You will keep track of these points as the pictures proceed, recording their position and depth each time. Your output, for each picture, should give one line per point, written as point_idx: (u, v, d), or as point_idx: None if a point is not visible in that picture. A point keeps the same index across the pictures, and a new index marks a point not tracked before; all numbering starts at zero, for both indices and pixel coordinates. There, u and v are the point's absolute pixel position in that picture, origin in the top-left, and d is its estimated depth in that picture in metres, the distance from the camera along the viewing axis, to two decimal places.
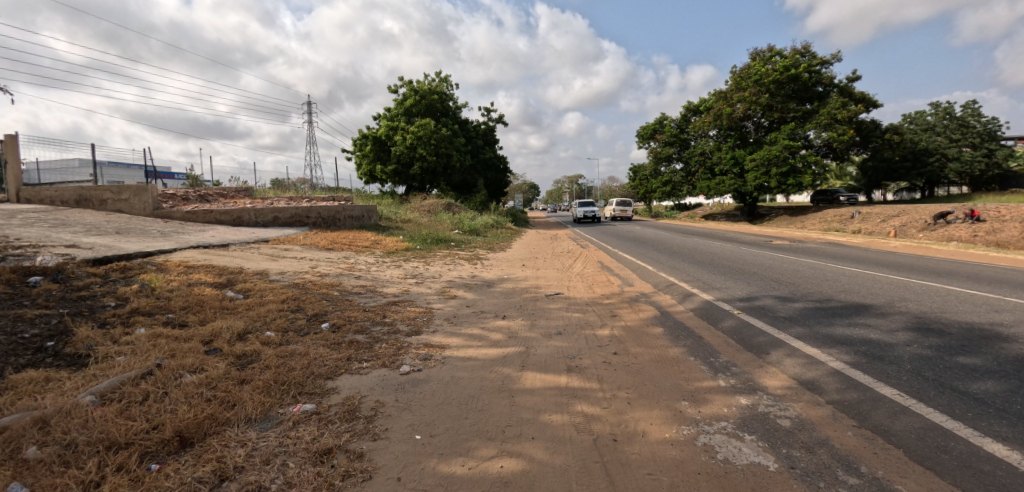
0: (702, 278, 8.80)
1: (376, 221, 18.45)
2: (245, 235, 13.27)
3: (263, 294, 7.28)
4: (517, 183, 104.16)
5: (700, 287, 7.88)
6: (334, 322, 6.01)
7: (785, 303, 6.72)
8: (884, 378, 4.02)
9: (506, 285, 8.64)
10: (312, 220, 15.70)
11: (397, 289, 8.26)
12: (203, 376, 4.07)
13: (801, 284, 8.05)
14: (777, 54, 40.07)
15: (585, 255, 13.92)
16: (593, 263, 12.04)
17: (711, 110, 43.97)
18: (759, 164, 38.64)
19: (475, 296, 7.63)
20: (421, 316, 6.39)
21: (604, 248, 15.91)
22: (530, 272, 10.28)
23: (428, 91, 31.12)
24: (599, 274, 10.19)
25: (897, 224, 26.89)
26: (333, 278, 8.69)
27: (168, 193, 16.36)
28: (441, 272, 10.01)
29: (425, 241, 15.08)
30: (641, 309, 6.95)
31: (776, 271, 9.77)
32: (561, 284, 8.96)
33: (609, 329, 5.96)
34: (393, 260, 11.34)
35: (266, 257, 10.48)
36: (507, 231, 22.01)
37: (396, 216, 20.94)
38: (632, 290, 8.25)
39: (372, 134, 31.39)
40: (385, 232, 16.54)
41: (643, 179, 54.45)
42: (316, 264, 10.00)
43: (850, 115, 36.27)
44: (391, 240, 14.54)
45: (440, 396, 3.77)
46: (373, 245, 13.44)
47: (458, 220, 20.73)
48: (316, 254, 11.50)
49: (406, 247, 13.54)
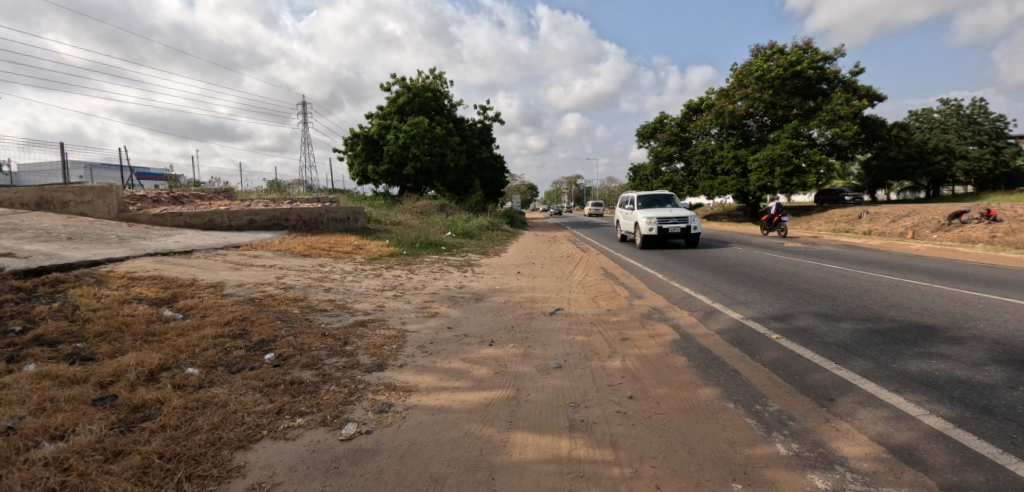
0: (722, 289, 7.65)
1: (363, 223, 17.30)
2: (215, 240, 12.12)
3: (206, 314, 6.13)
4: (515, 184, 102.99)
5: (723, 301, 6.72)
6: (280, 353, 4.85)
7: (831, 324, 5.58)
8: (1011, 448, 2.91)
9: (497, 298, 7.50)
10: (292, 223, 14.55)
11: (371, 303, 7.10)
12: (63, 448, 2.95)
13: (840, 298, 6.91)
14: (779, 51, 39.10)
15: (586, 260, 12.75)
16: (595, 270, 10.91)
17: (712, 108, 42.95)
18: (763, 164, 37.54)
19: (459, 314, 6.48)
20: (391, 342, 5.23)
21: (607, 252, 14.79)
22: (526, 281, 9.13)
23: (422, 88, 30.04)
24: (603, 284, 9.04)
25: (907, 226, 25.72)
26: (299, 291, 7.54)
27: (137, 194, 15.16)
28: (425, 282, 8.86)
29: (413, 245, 13.92)
30: (656, 330, 5.80)
31: (804, 279, 8.64)
32: (561, 297, 7.79)
33: (621, 359, 4.82)
34: (373, 268, 10.18)
35: (230, 266, 9.33)
36: (503, 233, 20.85)
37: (385, 218, 19.78)
38: (643, 304, 7.09)
39: (364, 133, 30.28)
40: (371, 235, 15.39)
41: (643, 180, 53.31)
42: (284, 274, 8.84)
43: (855, 111, 35.30)
44: (376, 244, 13.40)
45: (387, 482, 2.65)
46: (355, 250, 12.29)
47: (451, 222, 19.61)
48: (288, 261, 10.35)
49: (392, 253, 12.39)
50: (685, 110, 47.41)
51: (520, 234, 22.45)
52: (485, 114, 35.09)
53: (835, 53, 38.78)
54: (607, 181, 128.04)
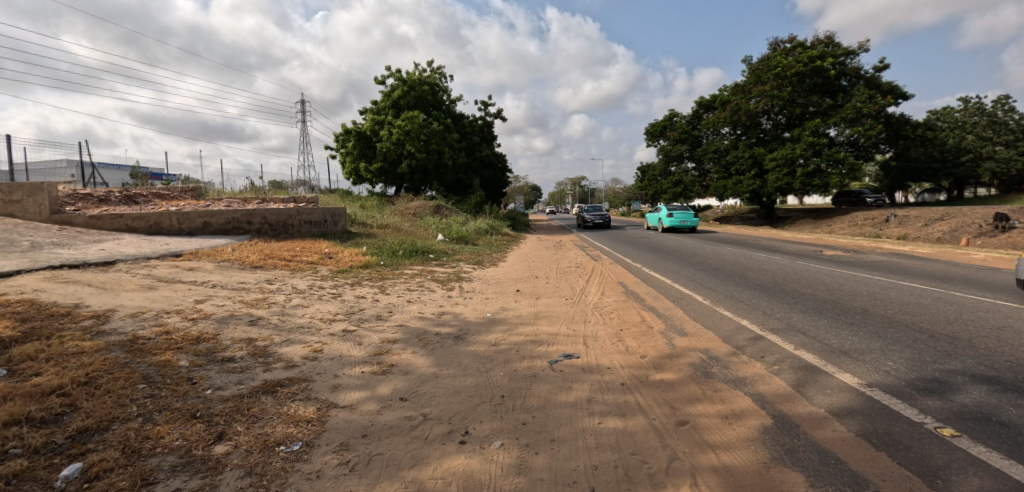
0: (799, 326, 5.54)
1: (345, 226, 15.11)
2: (152, 247, 9.99)
3: (42, 368, 4.10)
4: (518, 184, 100.73)
5: (816, 350, 4.62)
6: (89, 467, 2.82)
7: (1014, 401, 3.50)
8: None
9: (487, 335, 5.39)
10: (255, 226, 12.41)
11: (307, 345, 5.00)
12: None
13: (979, 344, 4.83)
14: (799, 45, 36.90)
15: (600, 273, 10.62)
16: (614, 287, 8.81)
17: (727, 105, 40.72)
18: (782, 163, 35.24)
19: (428, 366, 4.36)
20: (295, 436, 3.14)
21: (623, 261, 12.66)
22: (529, 306, 6.98)
23: (418, 81, 28.05)
24: (628, 310, 6.92)
25: (943, 230, 23.24)
26: (211, 325, 5.46)
27: (79, 192, 13.03)
28: (396, 306, 6.77)
29: (395, 254, 11.73)
30: (733, 405, 3.70)
31: (895, 307, 6.52)
32: (576, 333, 5.65)
33: (691, 479, 2.74)
34: (335, 285, 8.04)
35: (145, 284, 7.20)
36: (502, 238, 18.61)
37: (371, 220, 17.65)
38: (694, 351, 4.99)
39: (357, 129, 28.22)
40: (348, 240, 13.21)
41: (651, 180, 50.86)
42: (212, 296, 6.76)
43: (878, 109, 33.00)
44: (350, 252, 11.29)
45: None
46: (322, 260, 10.16)
47: (445, 225, 17.46)
48: (228, 276, 8.19)
49: (367, 263, 10.20)
50: (696, 107, 45.10)
51: (521, 239, 20.25)
52: (486, 110, 33.00)
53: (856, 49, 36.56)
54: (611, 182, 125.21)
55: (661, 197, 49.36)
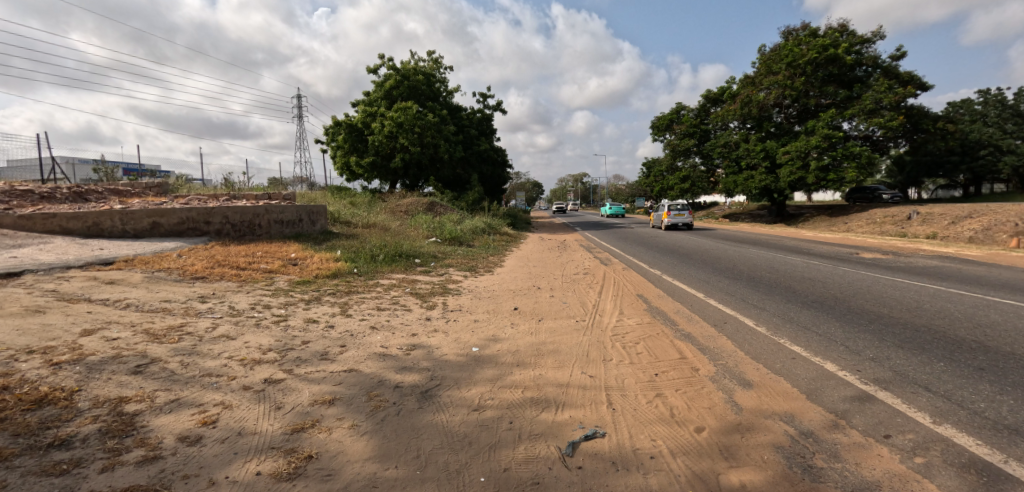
0: (912, 376, 3.91)
1: (324, 226, 13.37)
2: (80, 254, 8.34)
3: None
4: (519, 181, 98.76)
5: (975, 433, 3.02)
6: None
7: None
8: None
9: (467, 389, 3.76)
10: (214, 227, 10.69)
11: (199, 412, 3.40)
12: None
13: None
14: (812, 33, 35.11)
15: (613, 282, 8.97)
16: (633, 302, 7.17)
17: (736, 97, 38.87)
18: (795, 156, 33.45)
19: (365, 460, 2.76)
20: None
21: (637, 267, 10.98)
22: (531, 335, 5.32)
23: (413, 70, 26.41)
24: (657, 340, 5.29)
25: (976, 229, 21.43)
26: (76, 376, 3.85)
27: (16, 190, 11.35)
28: (354, 335, 5.12)
29: (373, 258, 9.96)
30: None
31: (1017, 338, 4.92)
32: (596, 382, 4.01)
33: None
34: (286, 303, 6.39)
35: (31, 305, 5.54)
36: (500, 238, 16.86)
37: (355, 219, 15.91)
38: (773, 421, 3.37)
39: (348, 121, 26.53)
40: (323, 242, 11.47)
41: (657, 176, 48.79)
42: (113, 324, 5.14)
43: (897, 100, 31.19)
44: (320, 257, 9.59)
45: None
46: (282, 268, 8.47)
47: (438, 224, 15.74)
48: (153, 292, 6.52)
49: (337, 270, 8.50)
50: (704, 100, 43.15)
51: (522, 239, 18.53)
52: (485, 102, 31.24)
53: (873, 36, 34.71)
54: (614, 178, 122.92)
55: (667, 194, 47.32)
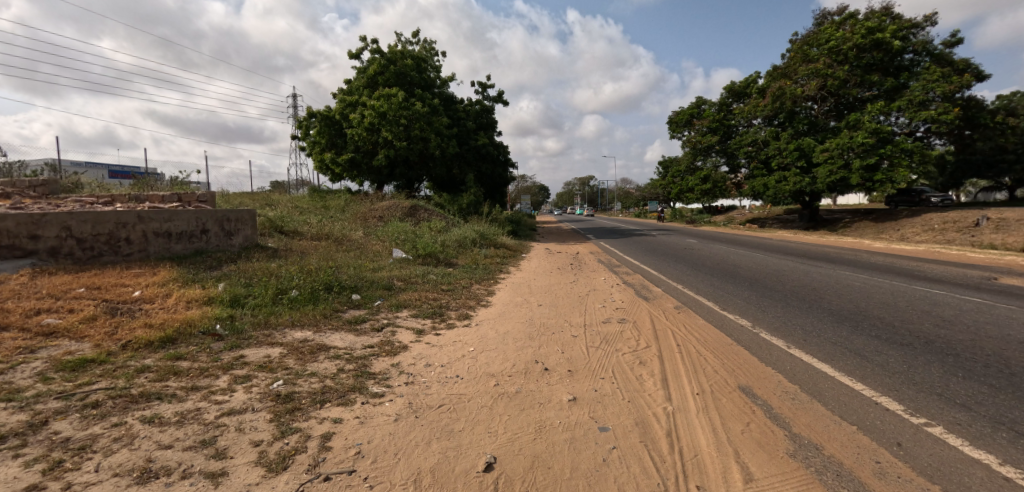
0: None
1: (249, 239, 9.51)
2: None
3: None
4: (524, 184, 94.59)
5: None
6: None
7: None
8: None
9: None
10: (46, 244, 6.89)
11: None
12: None
13: None
14: (853, 17, 30.93)
15: (677, 343, 5.04)
16: (754, 418, 3.28)
17: (765, 91, 34.68)
18: (834, 154, 28.97)
19: None
20: None
21: (697, 304, 7.02)
22: None
23: (400, 53, 22.71)
24: None
25: None
26: None
27: None
28: None
29: (279, 296, 6.07)
30: None
31: None
32: None
33: None
34: None
35: None
36: (495, 253, 12.94)
37: (305, 228, 12.08)
38: None
39: (324, 112, 22.75)
40: (222, 265, 7.60)
41: (676, 177, 44.05)
42: None
43: (954, 90, 26.90)
44: (188, 294, 5.74)
45: None
46: (87, 325, 4.66)
47: (410, 235, 11.83)
48: None
49: (181, 328, 4.65)
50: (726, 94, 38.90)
51: (523, 253, 14.64)
52: (485, 92, 27.43)
53: (923, 20, 30.40)
54: (623, 181, 118.28)
55: (686, 196, 42.90)
